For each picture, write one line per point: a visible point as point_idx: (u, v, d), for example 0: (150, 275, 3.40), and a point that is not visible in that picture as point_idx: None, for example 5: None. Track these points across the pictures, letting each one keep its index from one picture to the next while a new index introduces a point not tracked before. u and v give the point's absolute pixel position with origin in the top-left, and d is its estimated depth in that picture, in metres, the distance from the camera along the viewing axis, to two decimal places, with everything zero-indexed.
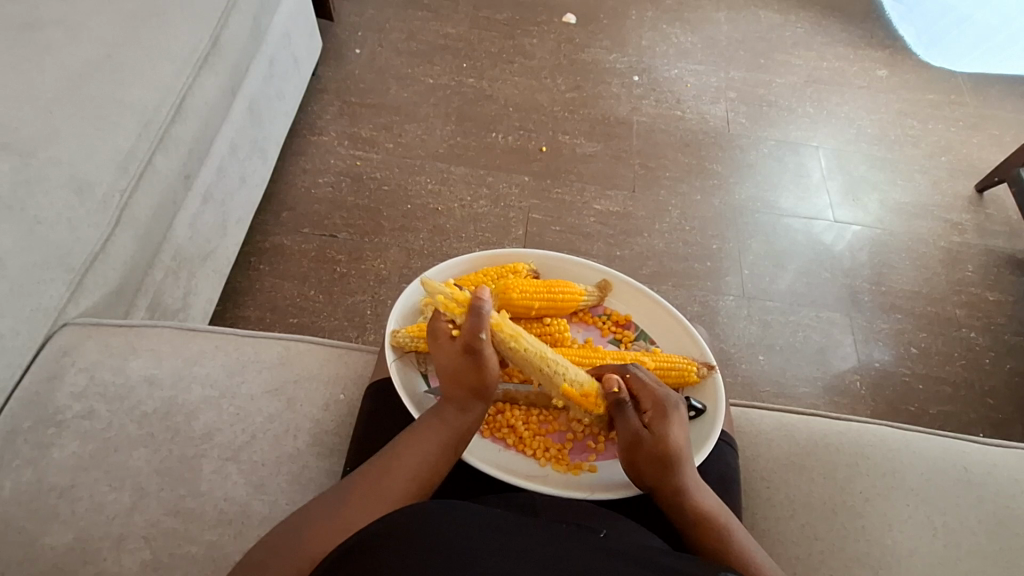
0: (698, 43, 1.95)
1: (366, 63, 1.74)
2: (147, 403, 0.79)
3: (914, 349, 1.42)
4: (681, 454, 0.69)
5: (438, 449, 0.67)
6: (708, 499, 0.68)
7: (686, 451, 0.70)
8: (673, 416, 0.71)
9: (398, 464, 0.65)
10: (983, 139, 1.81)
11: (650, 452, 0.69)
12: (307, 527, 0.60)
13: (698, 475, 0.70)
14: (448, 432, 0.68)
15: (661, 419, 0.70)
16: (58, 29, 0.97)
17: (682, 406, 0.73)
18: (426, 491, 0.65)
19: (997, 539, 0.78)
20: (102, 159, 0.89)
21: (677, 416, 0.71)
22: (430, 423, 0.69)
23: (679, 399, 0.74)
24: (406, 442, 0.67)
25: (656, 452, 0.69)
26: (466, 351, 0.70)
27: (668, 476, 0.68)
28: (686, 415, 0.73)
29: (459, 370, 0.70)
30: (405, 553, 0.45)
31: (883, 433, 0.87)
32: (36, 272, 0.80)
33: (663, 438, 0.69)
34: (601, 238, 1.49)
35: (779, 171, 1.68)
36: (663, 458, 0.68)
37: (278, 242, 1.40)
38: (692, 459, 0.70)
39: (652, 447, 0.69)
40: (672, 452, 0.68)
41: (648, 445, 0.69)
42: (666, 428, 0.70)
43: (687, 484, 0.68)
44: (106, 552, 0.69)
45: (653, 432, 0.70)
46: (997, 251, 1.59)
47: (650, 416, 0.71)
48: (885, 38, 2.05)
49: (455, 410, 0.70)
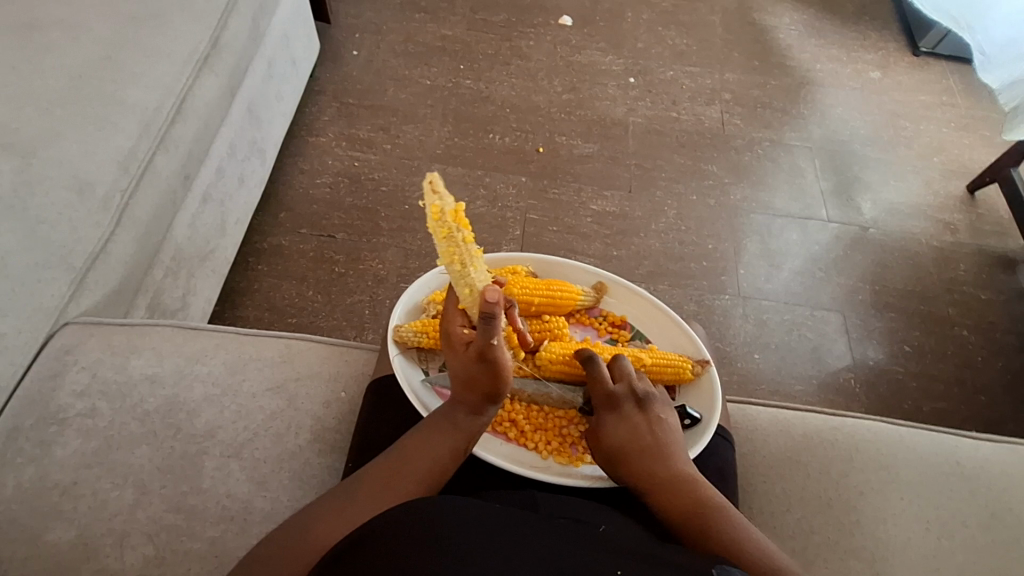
0: (693, 45, 1.96)
1: (364, 65, 1.75)
2: (149, 401, 0.79)
3: (907, 348, 1.44)
4: (623, 453, 0.72)
5: (447, 451, 0.66)
6: (672, 492, 0.68)
7: (630, 446, 0.72)
8: (608, 417, 0.75)
9: (405, 464, 0.65)
10: (974, 140, 1.83)
11: (606, 460, 0.73)
12: (312, 523, 0.61)
13: (656, 466, 0.70)
14: (460, 436, 0.67)
15: (601, 424, 0.74)
16: (59, 30, 0.98)
17: (627, 399, 0.75)
18: (433, 487, 0.65)
19: (989, 531, 0.80)
20: (102, 158, 0.90)
21: (618, 414, 0.74)
22: (441, 423, 0.67)
23: (625, 390, 0.75)
24: (412, 443, 0.66)
25: (608, 457, 0.73)
26: (482, 366, 0.63)
27: (630, 479, 0.71)
28: (630, 403, 0.75)
29: (477, 377, 0.64)
30: (403, 548, 0.46)
31: (877, 429, 0.88)
32: (38, 271, 0.80)
33: (604, 444, 0.73)
34: (598, 238, 1.50)
35: (775, 172, 1.69)
36: (612, 462, 0.72)
37: (276, 243, 1.40)
38: (646, 451, 0.71)
39: (602, 454, 0.74)
40: (618, 454, 0.72)
41: (597, 455, 0.74)
42: (600, 432, 0.74)
43: (647, 481, 0.69)
44: (108, 549, 0.69)
45: (595, 440, 0.75)
46: (989, 251, 1.61)
47: (598, 418, 0.75)
48: (878, 40, 2.07)
49: (468, 415, 0.68)
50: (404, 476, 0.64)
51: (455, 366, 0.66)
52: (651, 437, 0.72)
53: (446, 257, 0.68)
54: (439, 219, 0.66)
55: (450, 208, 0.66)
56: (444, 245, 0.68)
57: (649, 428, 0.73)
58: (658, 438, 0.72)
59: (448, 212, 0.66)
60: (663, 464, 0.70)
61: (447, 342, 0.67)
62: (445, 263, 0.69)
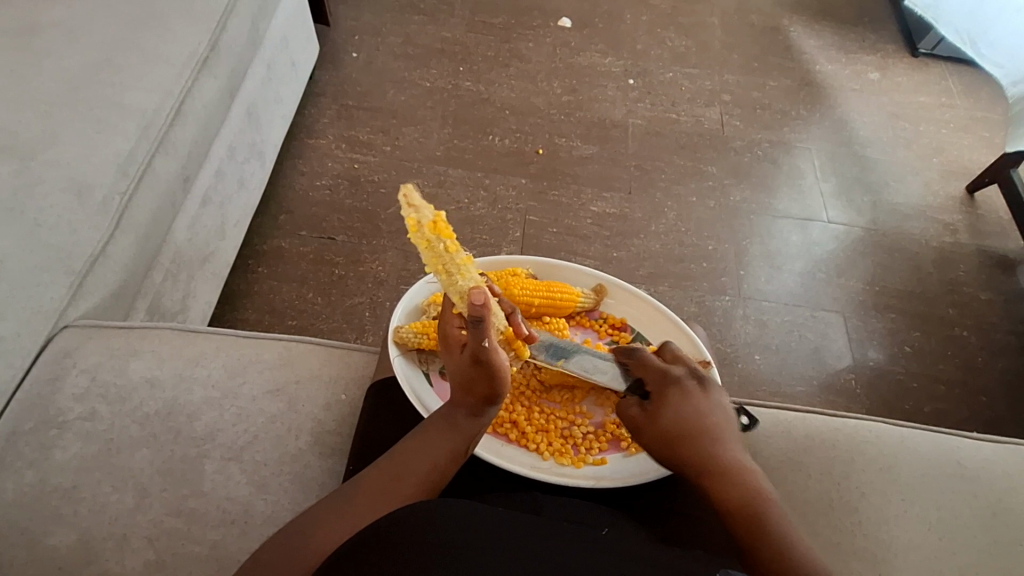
0: (692, 47, 1.96)
1: (363, 67, 1.75)
2: (149, 404, 0.79)
3: (908, 348, 1.44)
4: (688, 432, 0.69)
5: (448, 451, 0.66)
6: (739, 477, 0.66)
7: (695, 426, 0.69)
8: (671, 394, 0.72)
9: (405, 465, 0.65)
10: (973, 141, 1.83)
11: (657, 437, 0.70)
12: (311, 527, 0.60)
13: (722, 451, 0.68)
14: (462, 434, 0.67)
15: (660, 398, 0.72)
16: (58, 34, 0.98)
17: (687, 378, 0.74)
18: (434, 488, 0.65)
19: (990, 532, 0.79)
20: (101, 161, 0.90)
21: (681, 390, 0.72)
22: (441, 423, 0.67)
23: (685, 369, 0.74)
24: (412, 444, 0.66)
25: (663, 433, 0.70)
26: (476, 363, 0.64)
27: (688, 459, 0.68)
28: (693, 386, 0.73)
29: (473, 377, 0.65)
30: (404, 555, 0.45)
31: (878, 430, 0.88)
32: (36, 274, 0.80)
33: (661, 419, 0.70)
34: (598, 239, 1.50)
35: (775, 173, 1.69)
36: (669, 441, 0.69)
37: (276, 245, 1.40)
38: (710, 431, 0.69)
39: (656, 431, 0.70)
40: (677, 431, 0.69)
41: (650, 431, 0.71)
42: (661, 408, 0.71)
43: (708, 462, 0.67)
44: (108, 553, 0.69)
45: (651, 416, 0.71)
46: (989, 251, 1.61)
47: (654, 394, 0.73)
48: (877, 41, 2.07)
49: (468, 414, 0.68)
50: (406, 477, 0.64)
51: (451, 366, 0.67)
52: (716, 421, 0.70)
53: (432, 266, 0.71)
54: (418, 231, 0.70)
55: (427, 220, 0.69)
56: (428, 256, 0.71)
57: (712, 409, 0.71)
58: (722, 425, 0.70)
59: (423, 224, 0.69)
60: (730, 450, 0.68)
61: (444, 343, 0.69)
62: (434, 272, 0.72)
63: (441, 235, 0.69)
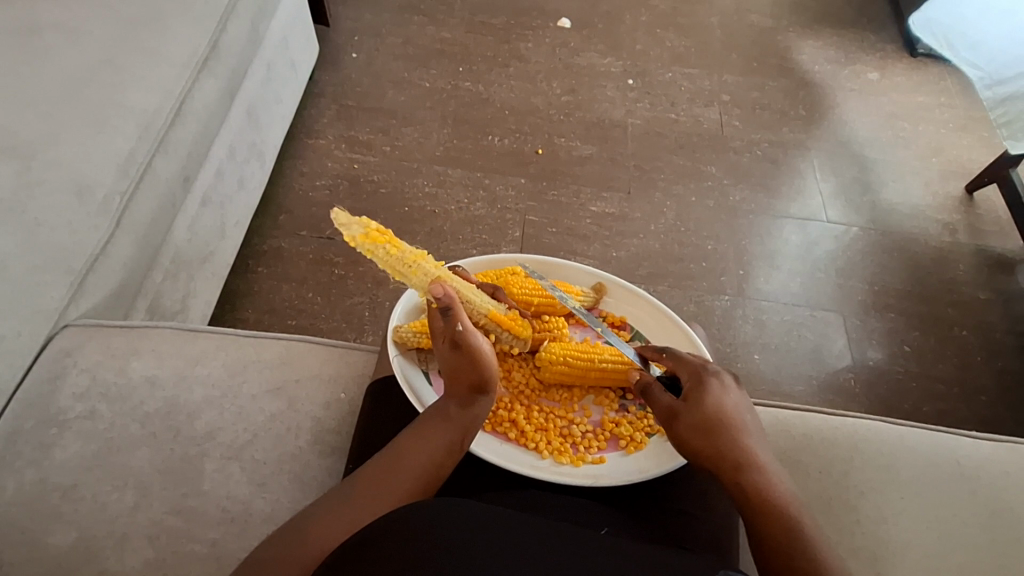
0: (691, 47, 1.97)
1: (363, 68, 1.75)
2: (149, 403, 0.79)
3: (907, 348, 1.44)
4: (728, 424, 0.69)
5: (445, 446, 0.67)
6: (770, 476, 0.67)
7: (735, 420, 0.70)
8: (715, 385, 0.72)
9: (402, 462, 0.65)
10: (972, 141, 1.83)
11: (695, 424, 0.70)
12: (310, 525, 0.60)
13: (755, 449, 0.69)
14: (458, 428, 0.68)
15: (702, 387, 0.72)
16: (58, 34, 0.99)
17: (724, 374, 0.75)
18: (432, 485, 0.65)
19: (989, 531, 0.80)
20: (101, 161, 0.90)
21: (721, 384, 0.73)
22: (436, 419, 0.68)
23: (721, 368, 0.76)
24: (409, 440, 0.66)
25: (704, 419, 0.70)
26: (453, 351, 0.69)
27: (725, 450, 0.68)
28: (732, 384, 0.74)
29: (457, 366, 0.69)
30: (403, 554, 0.46)
31: (876, 429, 0.88)
32: (37, 273, 0.80)
33: (704, 406, 0.70)
34: (597, 239, 1.50)
35: (775, 173, 1.70)
36: (709, 429, 0.69)
37: (276, 245, 1.40)
38: (746, 428, 0.70)
39: (695, 417, 0.70)
40: (717, 420, 0.69)
41: (690, 417, 0.70)
42: (705, 396, 0.71)
43: (745, 456, 0.68)
44: (108, 551, 0.69)
45: (694, 402, 0.71)
46: (987, 251, 1.61)
47: (692, 384, 0.73)
48: (876, 41, 2.07)
49: (460, 405, 0.69)
50: (405, 472, 0.64)
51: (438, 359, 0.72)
52: (750, 421, 0.71)
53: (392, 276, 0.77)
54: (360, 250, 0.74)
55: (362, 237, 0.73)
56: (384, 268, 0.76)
57: (745, 408, 0.72)
58: (754, 426, 0.72)
59: (358, 240, 0.73)
60: (761, 450, 0.69)
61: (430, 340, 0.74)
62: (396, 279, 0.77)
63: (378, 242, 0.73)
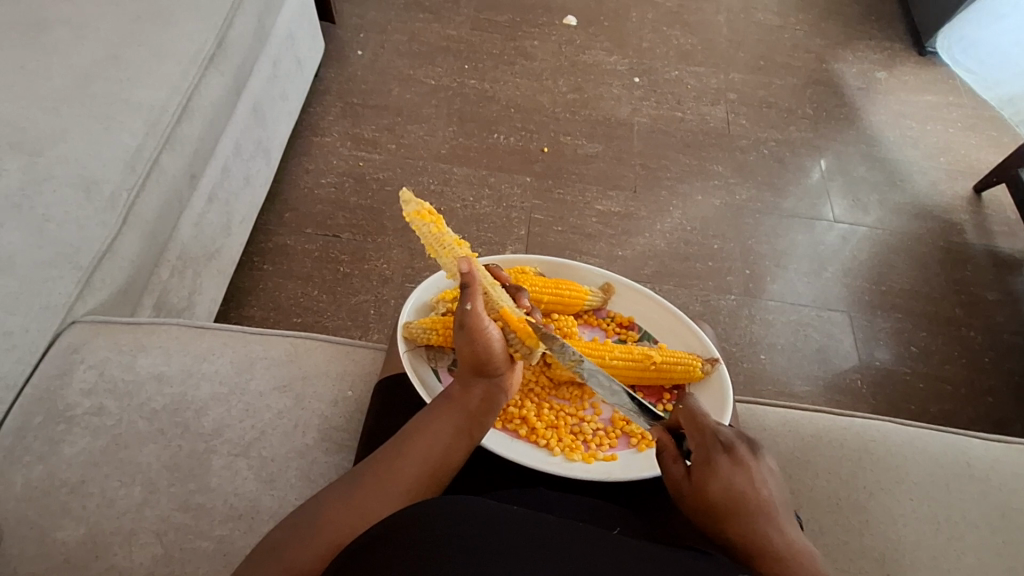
0: (697, 45, 1.96)
1: (368, 65, 1.75)
2: (156, 399, 0.79)
3: (914, 349, 1.43)
4: (734, 505, 0.57)
5: (454, 432, 0.66)
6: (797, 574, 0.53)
7: (743, 501, 0.57)
8: (718, 457, 0.60)
9: (413, 444, 0.64)
10: (980, 140, 1.82)
11: (699, 510, 0.59)
12: (320, 514, 0.60)
13: (774, 533, 0.56)
14: (465, 414, 0.67)
15: (704, 463, 0.60)
16: (65, 30, 0.99)
17: (738, 441, 0.62)
18: (446, 471, 0.65)
19: (1000, 533, 0.79)
20: (108, 157, 0.90)
21: (728, 456, 0.60)
22: (443, 404, 0.67)
23: (733, 433, 0.63)
24: (421, 424, 0.66)
25: (703, 505, 0.58)
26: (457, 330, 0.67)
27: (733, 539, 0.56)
28: (746, 452, 0.61)
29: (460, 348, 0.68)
30: (411, 550, 0.45)
31: (885, 430, 0.87)
32: (44, 269, 0.80)
33: (702, 487, 0.59)
34: (603, 238, 1.50)
35: (781, 172, 1.69)
36: (711, 516, 0.58)
37: (281, 242, 1.40)
38: (759, 510, 0.57)
39: (697, 502, 0.59)
40: (717, 504, 0.57)
41: (691, 503, 0.59)
42: (706, 474, 0.59)
43: (755, 546, 0.55)
44: (116, 547, 0.69)
45: (694, 483, 0.60)
46: (995, 252, 1.61)
47: (697, 459, 0.61)
48: (883, 39, 2.07)
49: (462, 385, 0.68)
50: (416, 458, 0.64)
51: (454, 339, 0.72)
52: (770, 498, 0.58)
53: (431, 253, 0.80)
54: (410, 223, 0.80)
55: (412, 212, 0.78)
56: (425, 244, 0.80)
57: (763, 484, 0.59)
58: (779, 503, 0.58)
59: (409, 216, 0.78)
60: (782, 534, 0.55)
61: None
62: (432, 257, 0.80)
63: (423, 222, 0.78)
